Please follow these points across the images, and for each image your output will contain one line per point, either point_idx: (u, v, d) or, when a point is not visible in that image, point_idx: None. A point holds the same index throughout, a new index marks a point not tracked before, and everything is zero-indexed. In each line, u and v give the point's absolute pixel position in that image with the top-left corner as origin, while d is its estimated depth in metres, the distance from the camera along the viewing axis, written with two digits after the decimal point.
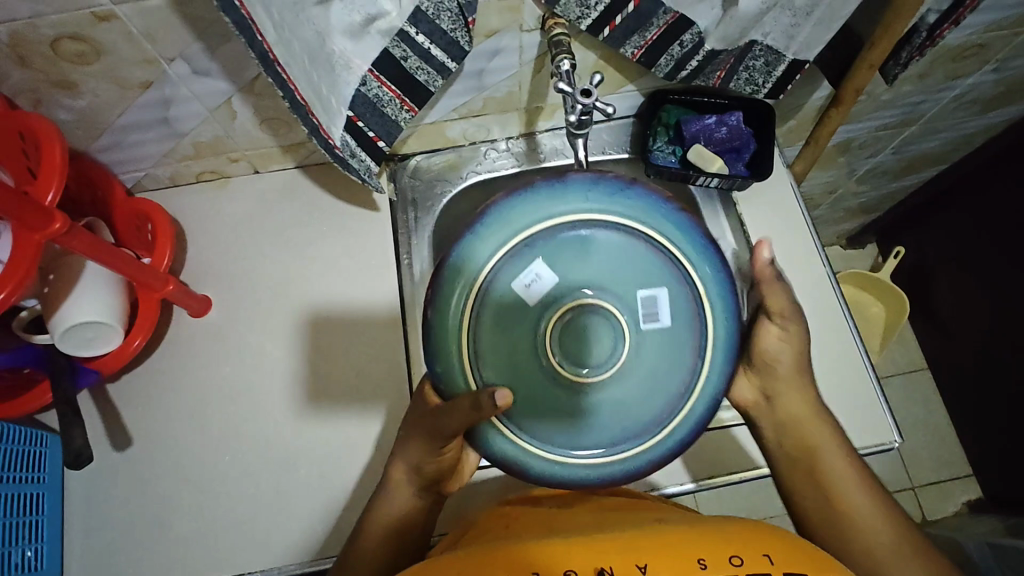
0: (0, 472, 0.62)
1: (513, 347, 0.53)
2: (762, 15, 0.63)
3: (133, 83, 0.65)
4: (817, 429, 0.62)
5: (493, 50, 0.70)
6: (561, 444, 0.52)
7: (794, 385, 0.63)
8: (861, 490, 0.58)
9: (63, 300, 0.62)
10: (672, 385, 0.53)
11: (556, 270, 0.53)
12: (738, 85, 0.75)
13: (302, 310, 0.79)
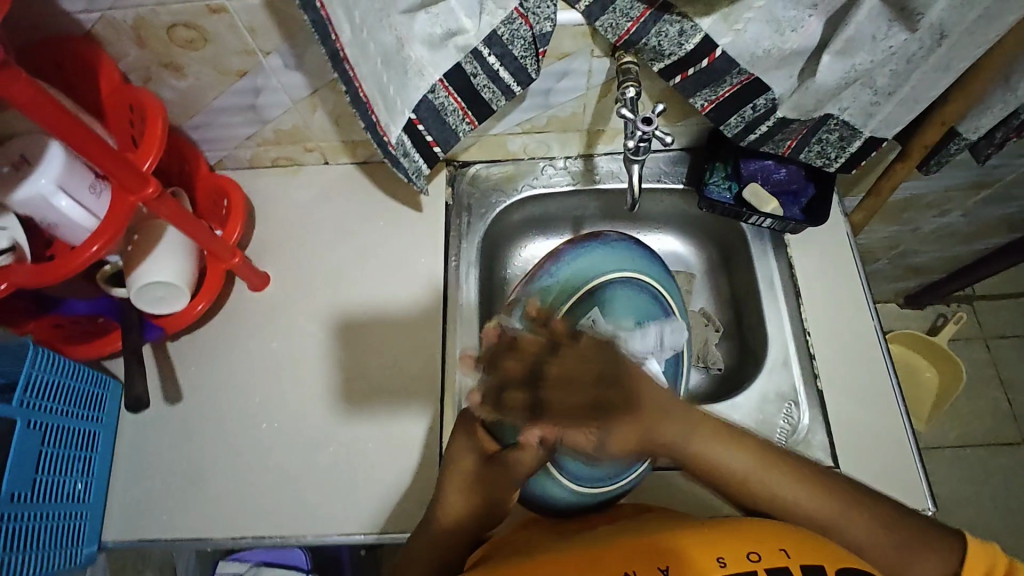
0: (68, 407, 0.68)
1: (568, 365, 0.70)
2: (840, 89, 0.64)
3: (231, 70, 0.71)
4: (702, 440, 0.55)
5: (562, 71, 0.73)
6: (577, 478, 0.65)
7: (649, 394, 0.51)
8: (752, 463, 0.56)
9: (143, 259, 0.68)
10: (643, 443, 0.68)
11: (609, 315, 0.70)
12: (808, 158, 0.74)
13: (351, 297, 0.84)
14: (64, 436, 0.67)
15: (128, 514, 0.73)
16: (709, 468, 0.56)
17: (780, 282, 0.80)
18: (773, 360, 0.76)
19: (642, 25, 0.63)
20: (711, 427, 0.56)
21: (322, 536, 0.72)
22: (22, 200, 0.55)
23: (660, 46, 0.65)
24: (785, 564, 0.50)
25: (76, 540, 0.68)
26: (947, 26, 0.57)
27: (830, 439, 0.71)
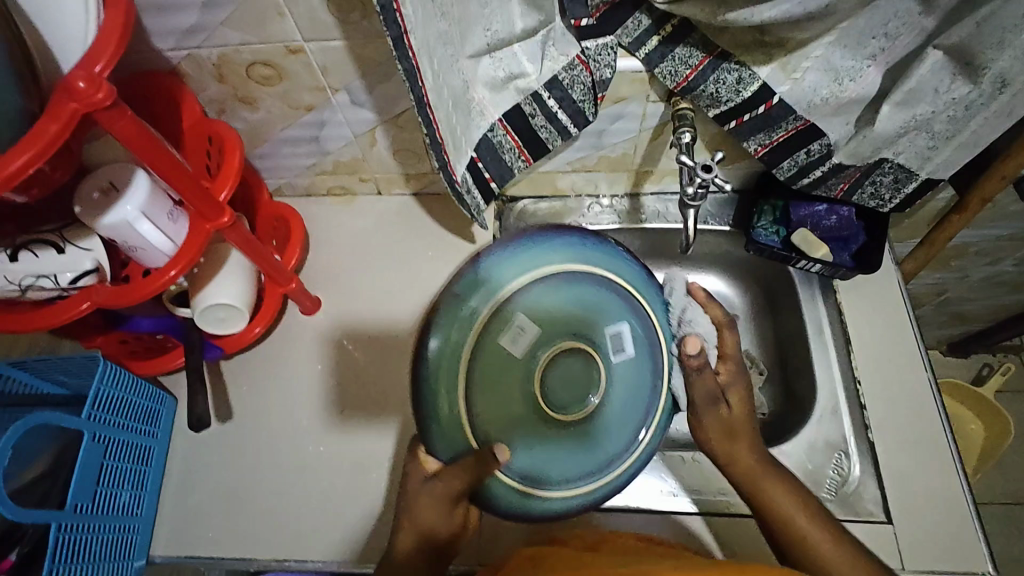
0: (129, 422, 0.71)
1: (507, 380, 0.61)
2: (899, 136, 0.64)
3: (301, 105, 0.75)
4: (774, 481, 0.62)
5: (616, 114, 0.75)
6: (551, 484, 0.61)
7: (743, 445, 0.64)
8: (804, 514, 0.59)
9: (208, 282, 0.71)
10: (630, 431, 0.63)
11: (534, 317, 0.62)
12: (862, 198, 0.74)
13: (399, 323, 0.85)
14: (123, 450, 0.69)
15: (176, 531, 0.74)
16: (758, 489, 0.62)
17: (830, 329, 0.79)
18: (822, 409, 0.75)
19: (700, 73, 0.66)
20: (775, 477, 0.62)
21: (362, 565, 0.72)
22: (107, 224, 0.57)
23: (717, 93, 0.67)
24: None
25: (128, 552, 0.70)
26: (1008, 74, 0.56)
27: (883, 494, 0.69)
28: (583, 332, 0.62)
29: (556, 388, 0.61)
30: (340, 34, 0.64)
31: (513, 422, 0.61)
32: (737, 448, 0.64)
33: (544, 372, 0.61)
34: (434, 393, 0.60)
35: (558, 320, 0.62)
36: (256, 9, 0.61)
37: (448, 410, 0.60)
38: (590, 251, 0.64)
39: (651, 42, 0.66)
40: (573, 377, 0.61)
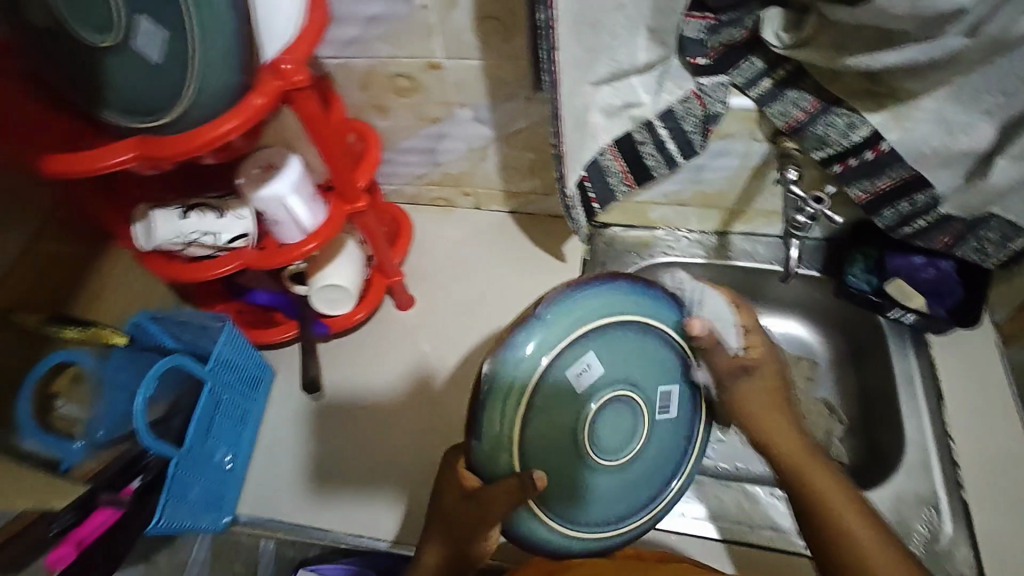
0: (236, 386, 0.76)
1: (556, 423, 0.58)
2: (1011, 192, 0.64)
3: (426, 117, 0.83)
4: (809, 463, 0.61)
5: (720, 150, 0.79)
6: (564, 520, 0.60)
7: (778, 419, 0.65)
8: (833, 483, 0.59)
9: (326, 264, 0.77)
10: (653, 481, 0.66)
11: (604, 363, 0.59)
12: (964, 253, 0.74)
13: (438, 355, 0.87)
14: (229, 409, 0.75)
15: (264, 492, 0.78)
16: (793, 465, 0.62)
17: (922, 382, 0.78)
18: (912, 461, 0.73)
19: (811, 116, 0.69)
20: (819, 461, 0.61)
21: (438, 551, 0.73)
22: (261, 197, 0.64)
23: (826, 135, 0.70)
24: None
25: (218, 506, 0.73)
26: None
27: (976, 555, 0.67)
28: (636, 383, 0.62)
29: (607, 437, 0.61)
30: (480, 54, 0.72)
31: (566, 465, 0.60)
32: (783, 444, 0.64)
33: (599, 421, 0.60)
34: (489, 421, 0.54)
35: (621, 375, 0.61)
36: (411, 26, 0.70)
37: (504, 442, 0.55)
38: (659, 305, 0.61)
39: (763, 83, 0.70)
40: (618, 429, 0.61)
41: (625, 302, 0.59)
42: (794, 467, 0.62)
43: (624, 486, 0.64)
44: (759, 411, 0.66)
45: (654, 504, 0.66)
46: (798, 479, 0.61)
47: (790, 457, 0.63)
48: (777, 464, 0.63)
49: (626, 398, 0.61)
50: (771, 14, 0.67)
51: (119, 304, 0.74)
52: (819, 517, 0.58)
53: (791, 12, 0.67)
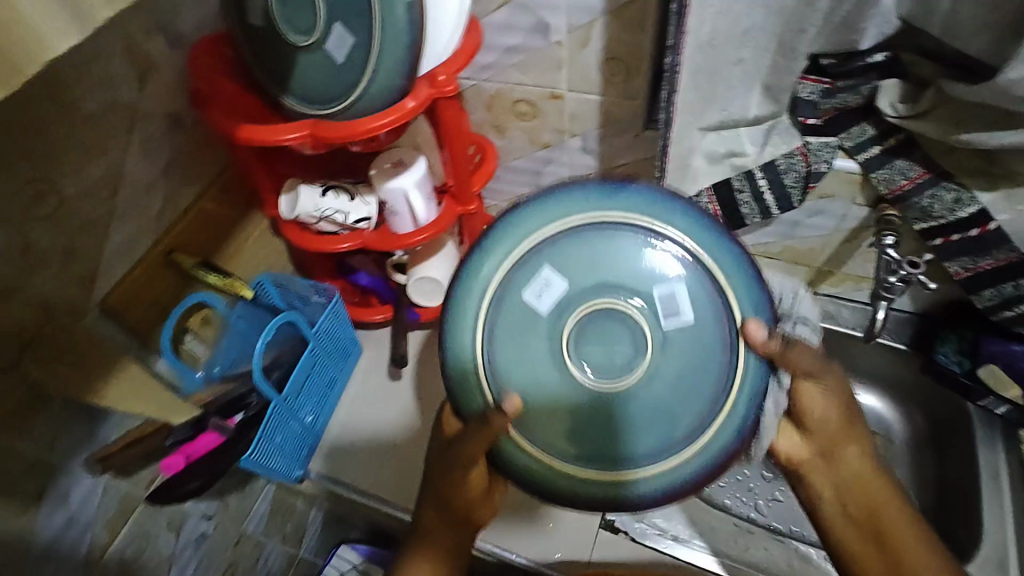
0: (331, 354, 0.84)
1: (527, 345, 0.49)
2: None
3: (539, 141, 0.90)
4: (875, 491, 0.57)
5: (816, 209, 0.81)
6: (583, 466, 0.48)
7: (850, 439, 0.58)
8: (907, 532, 0.56)
9: (425, 258, 0.84)
10: (698, 412, 0.47)
11: (566, 273, 0.48)
12: None
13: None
14: (321, 373, 0.82)
15: (335, 457, 0.84)
16: (861, 500, 0.57)
17: (1008, 478, 0.74)
18: (985, 558, 0.69)
19: (917, 186, 0.70)
20: (889, 497, 0.57)
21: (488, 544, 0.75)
22: (388, 187, 0.72)
23: (931, 208, 0.70)
24: None
25: (297, 459, 0.80)
26: None
27: None
28: (625, 286, 0.48)
29: (586, 357, 0.48)
30: (600, 90, 0.79)
31: (536, 388, 0.49)
32: (872, 493, 0.57)
33: (580, 335, 0.48)
34: (453, 358, 0.49)
35: (598, 281, 0.48)
36: (543, 59, 0.77)
37: (473, 377, 0.49)
38: (627, 195, 0.49)
39: (872, 149, 0.72)
40: (618, 346, 0.48)
41: (582, 205, 0.49)
42: (882, 520, 0.56)
43: (635, 429, 0.47)
44: (839, 438, 0.57)
45: (691, 450, 0.47)
46: (881, 538, 0.56)
47: (857, 487, 0.58)
48: (852, 508, 0.58)
49: (608, 308, 0.48)
50: (888, 85, 0.70)
51: (249, 264, 0.84)
52: None
53: (907, 86, 0.70)
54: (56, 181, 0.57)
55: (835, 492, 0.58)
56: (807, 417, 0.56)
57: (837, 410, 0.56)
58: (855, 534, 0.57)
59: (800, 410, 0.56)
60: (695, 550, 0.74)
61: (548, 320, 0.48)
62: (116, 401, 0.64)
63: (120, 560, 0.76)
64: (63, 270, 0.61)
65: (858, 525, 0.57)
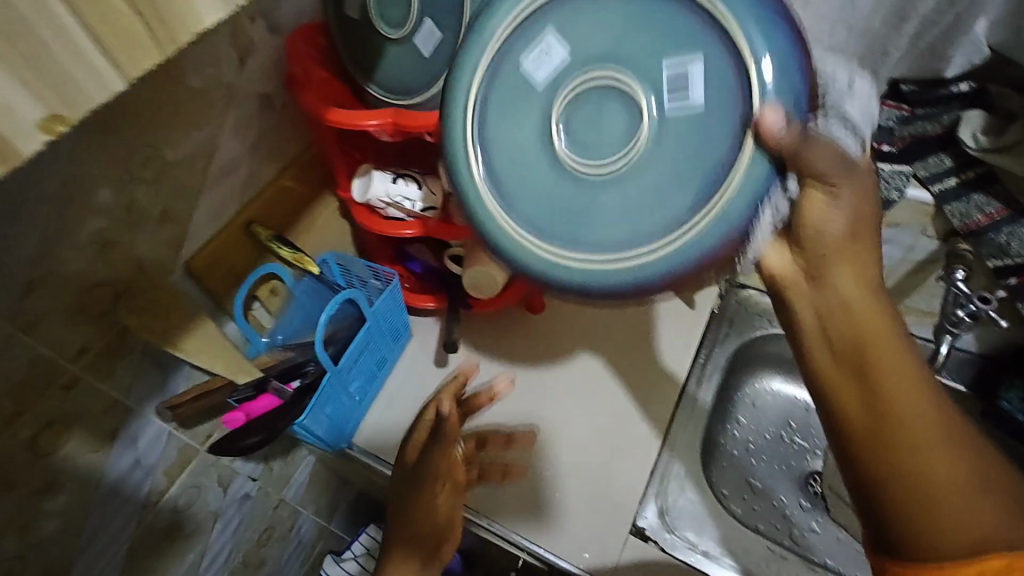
0: (383, 336, 0.87)
1: (525, 118, 0.51)
2: None
3: None
4: (873, 331, 0.53)
5: (884, 237, 0.79)
6: (569, 245, 0.51)
7: (853, 261, 0.55)
8: (908, 376, 0.52)
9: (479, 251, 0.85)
10: (690, 196, 0.47)
11: (570, 42, 0.49)
12: None
13: (536, 413, 0.85)
14: (372, 353, 0.85)
15: (377, 436, 0.88)
16: (853, 334, 0.54)
17: None
18: None
19: (994, 222, 0.68)
20: (891, 338, 0.53)
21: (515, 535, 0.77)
22: (450, 176, 0.74)
23: (1007, 246, 0.67)
24: None
25: (341, 434, 0.84)
26: None
27: None
28: (629, 57, 0.47)
29: (577, 133, 0.49)
30: None
31: (525, 166, 0.51)
32: (859, 319, 0.54)
33: (576, 107, 0.49)
34: (449, 126, 0.53)
35: (603, 51, 0.48)
36: None
37: (461, 149, 0.52)
38: None
39: (948, 180, 0.71)
40: (610, 122, 0.48)
41: None
42: (869, 356, 0.53)
43: (619, 206, 0.49)
44: (828, 257, 0.55)
45: (672, 236, 0.48)
46: (864, 373, 0.53)
47: (856, 317, 0.54)
48: (834, 340, 0.55)
49: (607, 87, 0.48)
50: (972, 116, 0.69)
51: (315, 243, 0.89)
52: (873, 425, 0.52)
53: (992, 118, 0.68)
54: (161, 149, 0.63)
55: (820, 326, 0.57)
56: (804, 224, 0.54)
57: (848, 225, 0.54)
58: (837, 373, 0.55)
59: (800, 219, 0.54)
60: (723, 569, 0.75)
61: (546, 95, 0.50)
62: (194, 352, 0.68)
63: (173, 508, 0.81)
64: (158, 230, 0.66)
65: (844, 362, 0.54)
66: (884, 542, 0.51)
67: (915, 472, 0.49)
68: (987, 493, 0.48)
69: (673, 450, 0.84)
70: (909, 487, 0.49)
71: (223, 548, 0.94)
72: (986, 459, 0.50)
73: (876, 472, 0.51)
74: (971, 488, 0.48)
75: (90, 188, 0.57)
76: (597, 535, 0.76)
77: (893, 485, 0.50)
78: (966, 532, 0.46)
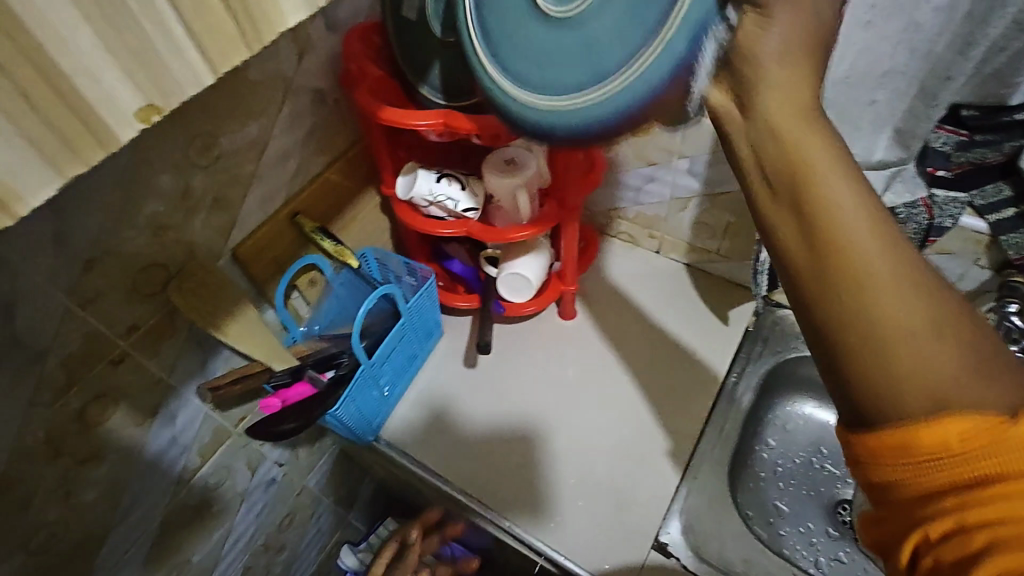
0: (416, 333, 0.88)
1: None
2: None
3: (645, 158, 0.91)
4: (813, 152, 0.36)
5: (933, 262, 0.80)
6: (525, 80, 0.46)
7: (796, 76, 0.37)
8: (863, 219, 0.34)
9: (516, 255, 0.86)
10: (638, 25, 0.39)
11: None
12: None
13: (535, 415, 0.89)
14: (405, 349, 0.87)
15: (406, 430, 0.90)
16: (794, 164, 0.36)
17: None
18: None
19: None
20: (839, 166, 0.35)
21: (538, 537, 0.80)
22: (495, 181, 0.75)
23: None
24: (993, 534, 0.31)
25: (370, 426, 0.85)
26: None
27: None
28: None
29: None
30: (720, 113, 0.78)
31: (495, 1, 0.47)
32: (784, 132, 0.37)
33: None
34: None
35: None
36: None
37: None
38: None
39: (1006, 211, 0.70)
40: None
41: None
42: (800, 172, 0.35)
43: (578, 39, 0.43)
44: (754, 79, 0.37)
45: (618, 77, 0.41)
46: (806, 208, 0.35)
47: (792, 146, 0.36)
48: (764, 161, 0.37)
49: None
50: None
51: (355, 238, 0.90)
52: (823, 287, 0.34)
53: None
54: (218, 137, 0.65)
55: (745, 142, 0.39)
56: (742, 54, 0.37)
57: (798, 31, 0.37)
58: (774, 212, 0.37)
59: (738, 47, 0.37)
60: None
61: None
62: (236, 340, 0.70)
63: (204, 486, 0.83)
64: (210, 216, 0.68)
65: (775, 189, 0.37)
66: (849, 418, 0.35)
67: (863, 315, 0.33)
68: (957, 335, 0.33)
69: (699, 466, 0.83)
70: (854, 335, 0.33)
71: (246, 530, 0.96)
72: (952, 299, 0.34)
73: (830, 349, 0.34)
74: (928, 334, 0.33)
75: (149, 171, 0.60)
76: (617, 544, 0.78)
77: (839, 337, 0.34)
78: (922, 386, 0.32)
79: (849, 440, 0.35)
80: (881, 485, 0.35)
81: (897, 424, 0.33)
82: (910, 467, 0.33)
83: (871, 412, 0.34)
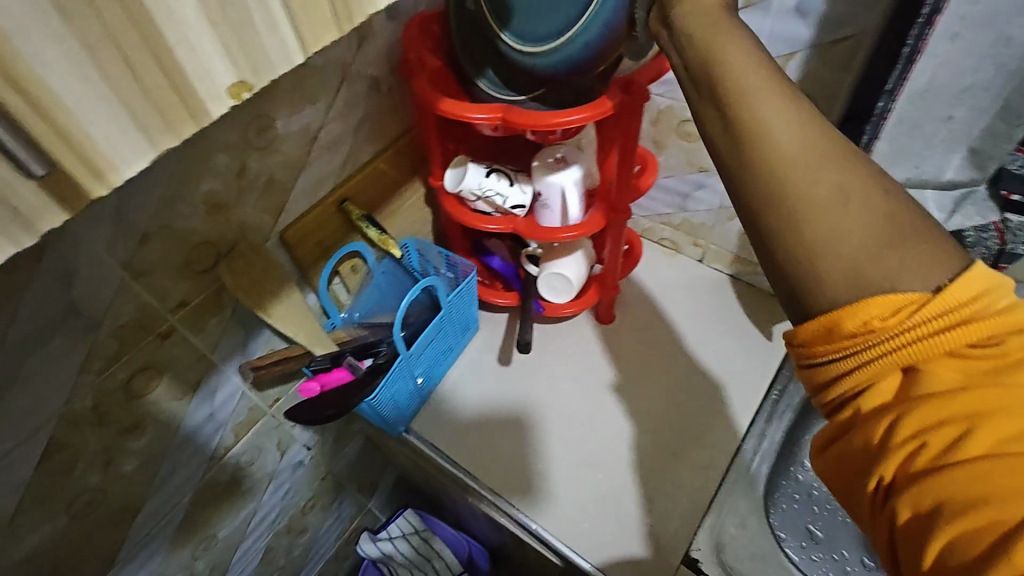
0: (452, 328, 0.88)
1: None
2: None
3: (697, 165, 0.89)
4: (725, 48, 0.40)
5: None
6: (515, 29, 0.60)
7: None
8: (765, 92, 0.38)
9: (558, 255, 0.85)
10: None
11: None
12: None
13: (531, 404, 0.91)
14: (441, 343, 0.87)
15: (437, 423, 0.90)
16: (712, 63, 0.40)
17: None
18: None
19: None
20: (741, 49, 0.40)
21: (564, 541, 0.80)
22: (545, 180, 0.74)
23: None
24: (956, 433, 0.32)
25: (402, 417, 0.85)
26: None
27: None
28: None
29: None
30: None
31: None
32: (716, 54, 0.41)
33: None
34: None
35: None
36: None
37: None
38: None
39: None
40: None
41: None
42: (720, 76, 0.39)
43: None
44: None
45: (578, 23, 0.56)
46: (731, 99, 0.39)
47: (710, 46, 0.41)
48: (696, 72, 0.42)
49: None
50: None
51: (398, 228, 0.90)
52: (741, 163, 0.38)
53: None
54: (275, 120, 0.65)
55: (681, 67, 0.44)
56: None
57: None
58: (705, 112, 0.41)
59: None
60: None
61: None
62: (280, 320, 0.72)
63: (236, 464, 0.84)
64: (261, 198, 0.69)
65: (708, 92, 0.40)
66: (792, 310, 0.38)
67: (781, 186, 0.36)
68: (871, 204, 0.35)
69: (734, 483, 0.81)
70: (779, 208, 0.36)
71: (273, 509, 0.97)
72: (877, 178, 0.36)
73: (757, 222, 0.37)
74: (845, 198, 0.35)
75: (209, 151, 0.60)
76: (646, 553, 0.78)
77: (765, 212, 0.37)
78: (844, 247, 0.35)
79: (794, 342, 0.38)
80: (829, 387, 0.37)
81: (827, 309, 0.36)
82: (850, 351, 0.35)
83: (804, 283, 0.36)
